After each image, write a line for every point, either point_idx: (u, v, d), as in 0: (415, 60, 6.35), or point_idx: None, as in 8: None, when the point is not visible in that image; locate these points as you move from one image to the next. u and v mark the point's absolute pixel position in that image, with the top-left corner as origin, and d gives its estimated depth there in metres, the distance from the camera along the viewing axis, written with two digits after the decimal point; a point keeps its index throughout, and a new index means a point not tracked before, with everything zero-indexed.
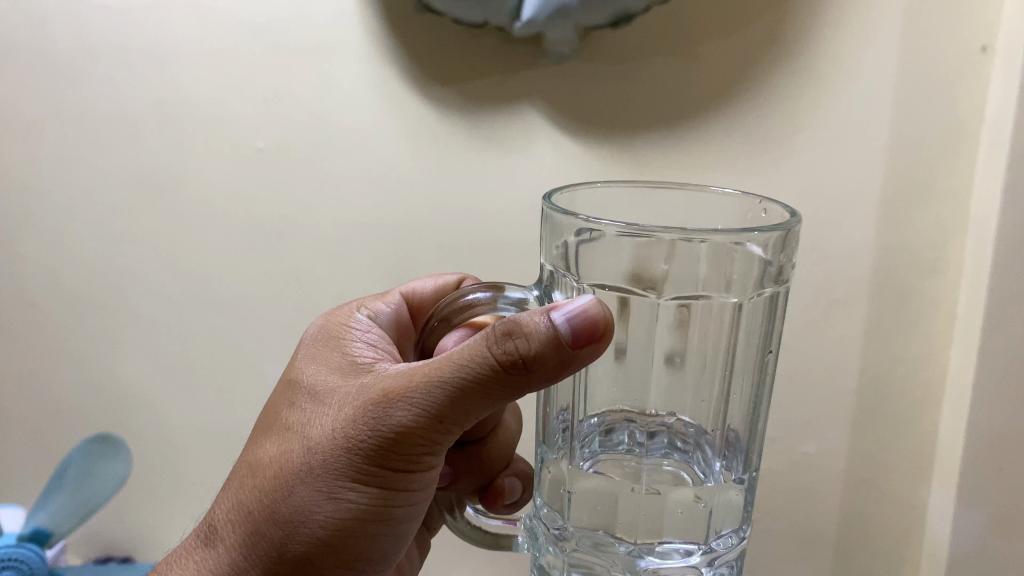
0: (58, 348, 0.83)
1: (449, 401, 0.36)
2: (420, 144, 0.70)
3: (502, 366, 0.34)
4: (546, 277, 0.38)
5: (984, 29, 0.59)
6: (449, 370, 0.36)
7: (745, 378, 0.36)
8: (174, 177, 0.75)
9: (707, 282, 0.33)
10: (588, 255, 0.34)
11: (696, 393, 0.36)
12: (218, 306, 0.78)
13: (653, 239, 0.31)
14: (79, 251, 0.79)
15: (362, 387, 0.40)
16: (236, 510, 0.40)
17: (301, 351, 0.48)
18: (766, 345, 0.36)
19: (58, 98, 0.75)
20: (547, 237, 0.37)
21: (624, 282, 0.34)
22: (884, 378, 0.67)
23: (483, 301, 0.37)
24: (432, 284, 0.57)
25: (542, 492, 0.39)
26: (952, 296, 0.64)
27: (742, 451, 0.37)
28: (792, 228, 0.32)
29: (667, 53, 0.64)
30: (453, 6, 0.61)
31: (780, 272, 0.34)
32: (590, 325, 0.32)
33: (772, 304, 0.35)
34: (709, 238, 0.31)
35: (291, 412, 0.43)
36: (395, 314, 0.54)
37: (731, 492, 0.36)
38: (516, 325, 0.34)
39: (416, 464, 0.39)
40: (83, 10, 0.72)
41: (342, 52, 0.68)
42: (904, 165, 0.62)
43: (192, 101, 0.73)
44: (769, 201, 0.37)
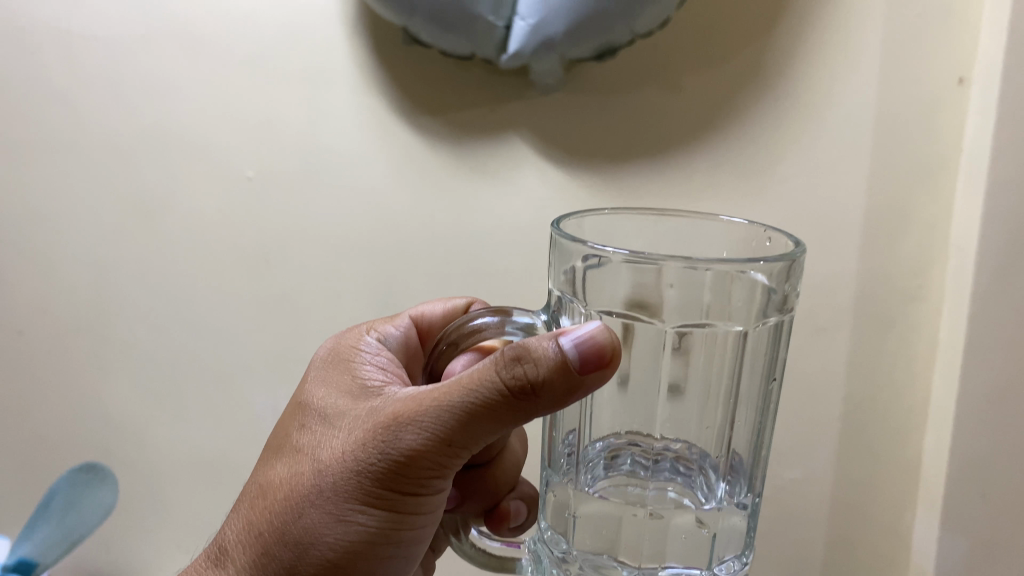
0: (43, 377, 0.83)
1: (459, 425, 0.36)
2: (408, 173, 0.70)
3: (511, 391, 0.34)
4: (554, 302, 0.38)
5: (961, 61, 0.60)
6: (457, 395, 0.36)
7: (749, 406, 0.35)
8: (163, 205, 0.75)
9: (712, 310, 0.33)
10: (595, 281, 0.34)
11: (699, 420, 0.36)
12: (206, 335, 0.78)
13: (657, 267, 0.31)
14: (66, 279, 0.79)
15: (372, 410, 0.40)
16: (247, 532, 0.40)
17: (310, 373, 0.48)
18: (771, 373, 0.36)
19: (47, 126, 0.75)
20: (554, 263, 0.37)
21: (629, 308, 0.34)
22: (870, 404, 0.68)
23: (489, 325, 0.38)
24: (440, 308, 0.56)
25: (546, 514, 0.39)
26: (936, 322, 0.65)
27: (745, 474, 0.36)
28: (797, 258, 0.32)
29: (654, 84, 0.65)
30: (441, 38, 0.62)
31: (785, 301, 0.33)
32: (597, 352, 0.32)
33: (777, 332, 0.35)
34: (712, 267, 0.30)
35: (301, 434, 0.43)
36: (404, 336, 0.53)
37: (733, 517, 0.36)
38: (525, 350, 0.34)
39: (425, 487, 0.39)
40: (74, 41, 0.73)
41: (332, 82, 0.69)
42: (886, 194, 0.64)
43: (181, 131, 0.73)
44: (773, 229, 0.36)
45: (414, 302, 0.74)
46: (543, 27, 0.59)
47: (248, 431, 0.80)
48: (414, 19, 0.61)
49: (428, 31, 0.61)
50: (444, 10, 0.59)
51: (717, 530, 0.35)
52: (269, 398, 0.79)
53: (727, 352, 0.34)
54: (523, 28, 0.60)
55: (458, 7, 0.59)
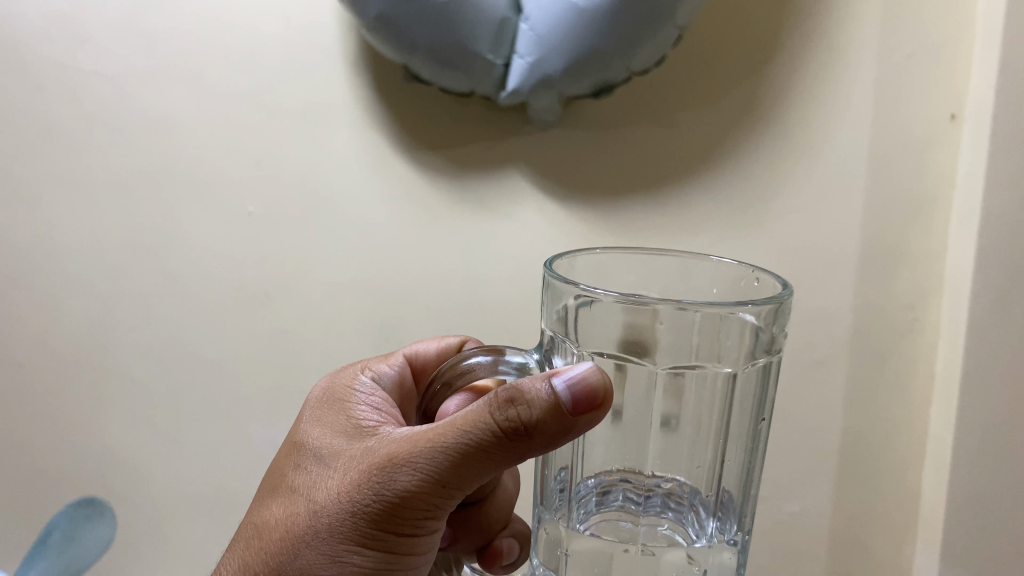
0: (43, 410, 0.83)
1: (453, 466, 0.35)
2: (407, 207, 0.71)
3: (505, 432, 0.33)
4: (546, 341, 0.38)
5: (953, 98, 0.61)
6: (451, 436, 0.35)
7: (739, 444, 0.35)
8: (165, 239, 0.76)
9: (701, 353, 0.32)
10: (586, 321, 0.33)
11: (689, 457, 0.35)
12: (206, 368, 0.79)
13: (648, 308, 0.31)
14: (68, 312, 0.80)
15: (367, 450, 0.39)
16: (243, 574, 0.40)
17: (306, 414, 0.48)
18: (760, 412, 0.35)
19: (51, 162, 0.76)
20: (546, 303, 0.36)
21: (620, 349, 0.33)
22: (867, 438, 0.68)
23: (481, 364, 0.37)
24: (435, 346, 0.57)
25: (537, 551, 0.39)
26: (932, 355, 0.65)
27: (735, 511, 0.35)
28: (785, 300, 0.31)
29: (649, 120, 0.66)
30: (441, 76, 0.63)
31: (773, 341, 0.33)
32: (590, 394, 0.31)
33: (766, 373, 0.34)
34: (702, 309, 0.30)
35: (297, 475, 0.42)
36: (398, 376, 0.53)
37: (724, 553, 0.35)
38: (517, 391, 0.33)
39: (421, 529, 0.38)
40: (80, 77, 0.73)
41: (332, 118, 0.70)
42: (880, 229, 0.64)
43: (184, 166, 0.74)
44: (761, 270, 0.36)
45: (412, 335, 0.74)
46: (541, 65, 0.60)
47: (247, 463, 0.80)
48: (414, 57, 0.61)
49: (429, 68, 0.62)
50: (445, 49, 0.60)
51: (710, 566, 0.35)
52: (267, 430, 0.79)
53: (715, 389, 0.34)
54: (522, 65, 0.61)
55: (458, 45, 0.60)
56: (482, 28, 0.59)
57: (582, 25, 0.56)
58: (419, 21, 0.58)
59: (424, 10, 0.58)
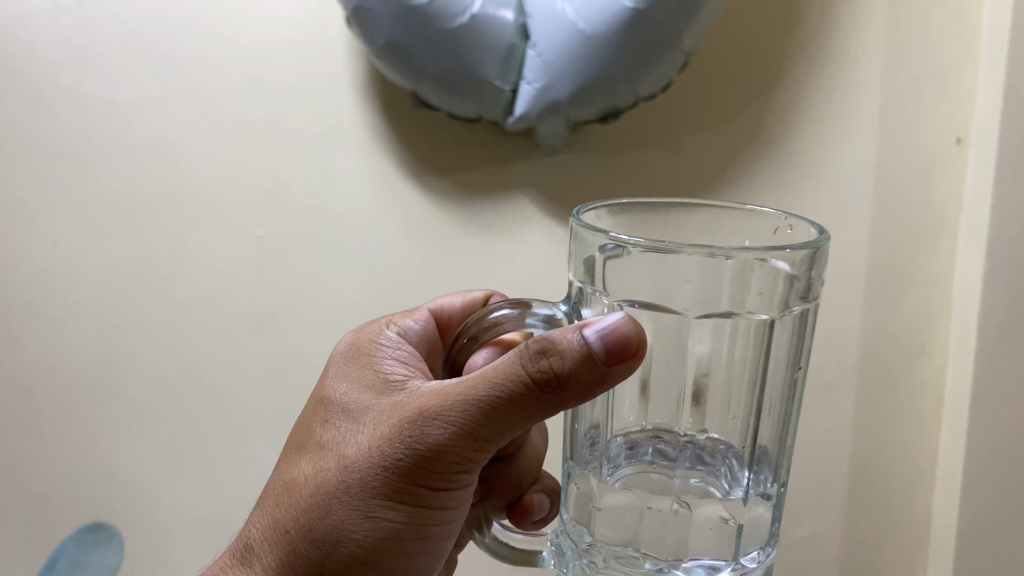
0: (51, 435, 0.83)
1: (486, 419, 0.35)
2: (416, 230, 0.71)
3: (538, 382, 0.33)
4: (574, 293, 0.37)
5: (958, 121, 0.61)
6: (484, 388, 0.35)
7: (774, 394, 0.34)
8: (174, 263, 0.76)
9: (733, 297, 0.32)
10: (615, 272, 0.33)
11: (728, 414, 0.35)
12: (214, 391, 0.79)
13: (678, 255, 0.30)
14: (77, 336, 0.80)
15: (397, 404, 0.39)
16: (273, 529, 0.40)
17: (330, 369, 0.47)
18: (796, 362, 0.35)
19: (62, 187, 0.77)
20: (574, 253, 0.35)
21: (652, 300, 0.33)
22: (877, 460, 0.68)
23: (510, 318, 0.36)
24: (460, 301, 0.55)
25: (568, 507, 0.38)
26: (941, 376, 0.65)
27: (770, 462, 0.35)
28: (821, 244, 0.31)
29: (658, 143, 0.66)
30: (449, 102, 0.63)
31: (809, 289, 0.32)
32: (623, 343, 0.31)
33: (802, 321, 0.34)
34: (733, 255, 0.29)
35: (324, 430, 0.42)
36: (423, 331, 0.52)
37: (759, 507, 0.35)
38: (549, 342, 0.33)
39: (452, 482, 0.38)
40: (91, 104, 0.74)
41: (341, 143, 0.70)
42: (888, 251, 0.64)
43: (193, 191, 0.74)
44: (794, 216, 0.36)
45: None
46: (548, 92, 0.60)
47: (253, 488, 0.80)
48: (423, 83, 0.62)
49: (437, 95, 0.63)
50: (452, 76, 0.61)
51: (746, 519, 0.35)
52: (274, 455, 0.79)
53: (751, 340, 0.33)
54: (529, 91, 0.61)
55: (466, 72, 0.61)
56: (489, 55, 0.60)
57: (588, 52, 0.57)
58: (426, 49, 0.59)
59: (431, 38, 0.59)
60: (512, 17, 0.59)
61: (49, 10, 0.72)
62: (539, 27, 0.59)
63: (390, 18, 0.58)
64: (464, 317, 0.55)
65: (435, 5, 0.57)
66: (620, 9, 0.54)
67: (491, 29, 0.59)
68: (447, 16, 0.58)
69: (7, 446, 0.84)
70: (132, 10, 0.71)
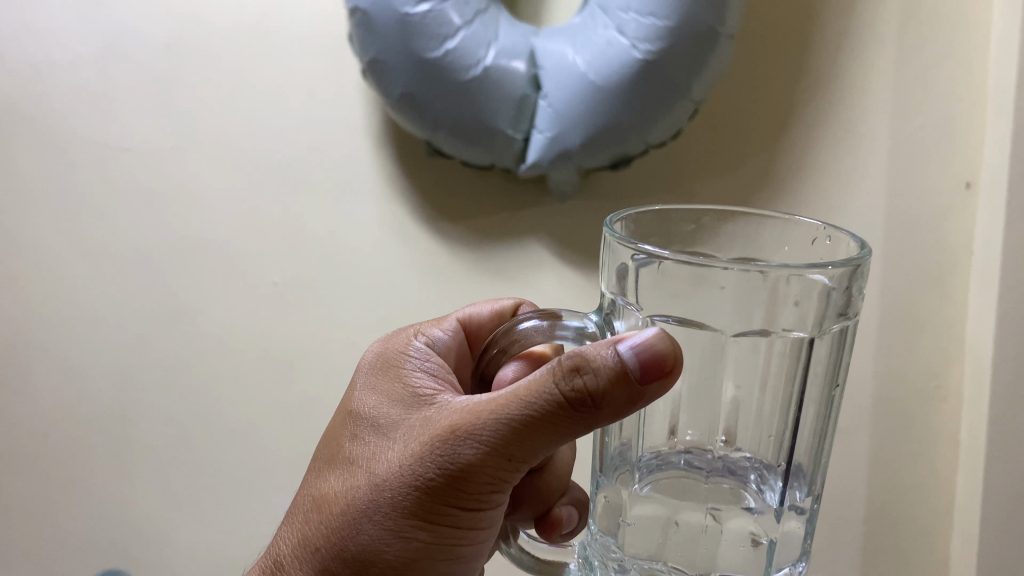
0: (66, 480, 0.83)
1: (519, 438, 0.35)
2: (430, 277, 0.72)
3: (571, 401, 0.32)
4: (607, 305, 0.36)
5: (968, 168, 0.62)
6: (516, 406, 0.34)
7: (811, 413, 0.33)
8: (191, 310, 0.77)
9: (769, 316, 0.30)
10: (648, 283, 0.32)
11: (760, 429, 0.33)
12: (229, 437, 0.79)
13: (710, 267, 0.29)
14: (94, 382, 0.81)
15: (427, 421, 0.39)
16: (303, 546, 0.40)
17: (359, 380, 0.47)
18: (833, 380, 0.33)
19: (79, 235, 0.78)
20: (607, 264, 0.35)
21: (686, 313, 0.32)
22: (892, 505, 0.68)
23: (538, 330, 0.36)
24: (489, 309, 0.54)
25: (596, 520, 0.37)
26: (957, 421, 0.65)
27: (804, 475, 0.34)
28: (861, 260, 0.29)
29: (667, 188, 0.67)
30: (462, 152, 0.64)
31: (849, 304, 0.31)
32: (659, 361, 0.30)
33: (841, 337, 0.32)
34: (767, 267, 0.28)
35: (354, 446, 0.42)
36: (453, 340, 0.51)
37: (792, 521, 0.34)
38: (583, 360, 0.32)
39: (484, 501, 0.38)
40: (111, 154, 0.76)
41: (357, 191, 0.71)
42: (900, 297, 0.65)
43: (210, 238, 0.75)
44: (834, 227, 0.34)
45: None
46: (560, 140, 0.61)
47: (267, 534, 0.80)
48: (437, 133, 0.63)
49: (451, 145, 0.64)
50: (466, 126, 0.62)
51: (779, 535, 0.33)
52: (287, 501, 0.79)
53: (785, 355, 0.32)
54: (541, 140, 0.62)
55: (479, 123, 0.61)
56: (502, 105, 0.61)
57: (600, 101, 0.58)
58: (441, 100, 0.60)
59: (446, 89, 0.60)
60: (524, 69, 0.61)
61: (73, 64, 0.74)
62: (551, 77, 0.60)
63: (406, 71, 0.59)
64: (494, 325, 0.53)
65: (451, 57, 0.59)
66: (631, 59, 0.56)
67: (505, 79, 0.60)
68: (462, 67, 0.59)
69: (23, 491, 0.85)
70: (153, 64, 0.73)
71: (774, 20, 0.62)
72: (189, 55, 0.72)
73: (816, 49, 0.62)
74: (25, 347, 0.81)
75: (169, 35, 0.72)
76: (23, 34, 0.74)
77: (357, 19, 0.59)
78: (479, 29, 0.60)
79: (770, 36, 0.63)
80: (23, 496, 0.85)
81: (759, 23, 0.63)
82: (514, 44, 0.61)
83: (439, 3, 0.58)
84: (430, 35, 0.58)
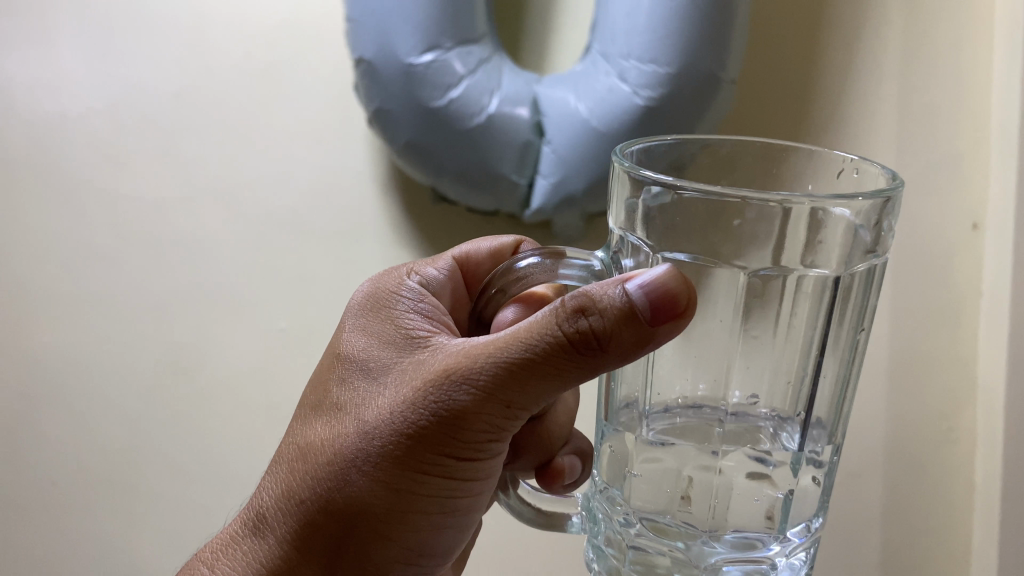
0: (76, 530, 0.83)
1: (516, 380, 0.34)
2: None
3: (573, 342, 0.32)
4: (614, 241, 0.35)
5: (974, 208, 0.62)
6: (515, 349, 0.34)
7: (835, 359, 0.32)
8: (201, 357, 0.77)
9: (789, 247, 0.30)
10: (657, 219, 0.31)
11: (777, 371, 0.33)
12: (239, 484, 0.79)
13: (728, 201, 0.28)
14: (104, 431, 0.81)
15: (421, 368, 0.38)
16: (290, 496, 0.40)
17: (348, 322, 0.45)
18: (860, 324, 0.32)
19: (89, 286, 0.78)
20: (615, 200, 0.34)
21: (700, 249, 0.31)
22: (908, 547, 0.67)
23: (539, 268, 0.35)
24: (488, 245, 0.51)
25: (601, 468, 0.37)
26: (971, 463, 0.64)
27: (825, 427, 0.33)
28: (891, 193, 0.29)
29: None
30: (467, 196, 0.65)
31: (877, 241, 0.30)
32: (669, 299, 0.30)
33: (868, 278, 0.32)
34: (789, 200, 0.27)
35: (344, 393, 0.41)
36: (447, 280, 0.49)
37: (808, 475, 0.33)
38: (588, 300, 0.32)
39: (479, 451, 0.38)
40: (121, 203, 0.76)
41: (365, 236, 0.72)
42: (909, 338, 0.64)
43: (218, 285, 0.76)
44: (862, 160, 0.34)
45: None
46: (564, 185, 0.61)
47: None
48: (442, 179, 0.63)
49: (456, 190, 0.64)
50: (471, 171, 0.62)
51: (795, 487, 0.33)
52: None
53: (808, 293, 0.32)
54: (545, 185, 0.62)
55: (484, 169, 0.62)
56: (505, 150, 0.61)
57: (603, 146, 0.58)
58: (446, 148, 0.61)
59: (450, 137, 0.60)
60: (527, 115, 0.62)
61: (84, 115, 0.75)
62: (554, 123, 0.61)
63: (410, 119, 0.60)
64: (492, 264, 0.51)
65: (454, 105, 0.59)
66: (633, 105, 0.56)
67: (509, 126, 0.61)
68: (466, 115, 0.60)
69: (30, 540, 0.84)
70: (163, 114, 0.74)
71: (774, 62, 0.63)
72: (198, 105, 0.73)
73: (817, 91, 0.63)
74: (34, 395, 0.81)
75: (178, 86, 0.73)
76: (36, 86, 0.75)
77: (361, 69, 0.60)
78: (482, 77, 0.60)
79: (771, 80, 0.63)
80: (29, 545, 0.84)
81: (761, 65, 0.63)
82: (517, 91, 0.62)
83: (442, 53, 0.58)
84: (433, 85, 0.58)
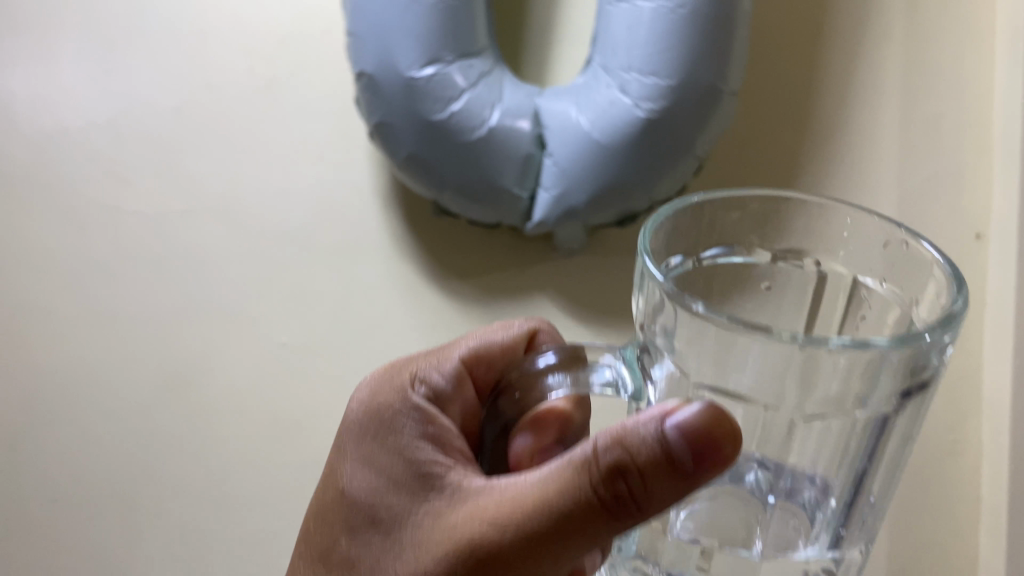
0: (70, 548, 0.81)
1: (544, 550, 0.33)
2: (439, 335, 0.72)
3: (610, 505, 0.32)
4: (642, 345, 0.35)
5: (976, 219, 0.61)
6: (546, 523, 0.33)
7: (879, 464, 0.34)
8: (203, 372, 0.77)
9: (823, 382, 0.29)
10: (692, 342, 0.30)
11: (820, 462, 0.34)
12: (240, 498, 0.78)
13: (775, 342, 0.27)
14: (105, 446, 0.80)
15: (437, 528, 0.37)
16: None
17: (349, 449, 0.43)
18: (906, 436, 0.33)
19: (90, 300, 0.78)
20: (646, 308, 0.33)
21: (735, 376, 0.30)
22: (913, 563, 0.66)
23: (564, 388, 0.34)
24: (500, 340, 0.50)
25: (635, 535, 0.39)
26: (977, 478, 0.63)
27: (866, 517, 0.35)
28: (942, 332, 0.28)
29: None
30: (469, 210, 0.64)
31: (925, 380, 0.30)
32: (709, 444, 0.30)
33: (920, 402, 0.32)
34: (836, 347, 0.27)
35: (355, 546, 0.40)
36: (455, 380, 0.47)
37: (852, 553, 0.36)
38: (624, 457, 0.31)
39: None
40: (122, 217, 0.76)
41: (367, 252, 0.72)
42: None
43: (220, 300, 0.75)
44: (912, 234, 0.35)
45: None
46: (565, 198, 0.61)
47: None
48: (443, 193, 0.63)
49: (458, 204, 0.64)
50: (472, 185, 0.62)
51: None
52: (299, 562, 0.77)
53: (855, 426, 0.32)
54: (547, 199, 0.62)
55: (485, 183, 0.62)
56: (507, 164, 0.61)
57: (604, 159, 0.58)
58: (447, 162, 0.61)
59: (451, 151, 0.60)
60: (529, 128, 0.62)
61: (84, 130, 0.75)
62: (555, 136, 0.61)
63: (412, 133, 0.60)
64: (502, 352, 0.49)
65: (456, 119, 0.59)
66: (635, 118, 0.56)
67: (511, 140, 0.61)
68: (468, 128, 0.60)
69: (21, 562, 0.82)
70: (163, 129, 0.74)
71: (772, 78, 0.64)
72: (199, 120, 0.73)
73: (818, 105, 0.63)
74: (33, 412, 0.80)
75: (179, 101, 0.73)
76: (36, 101, 0.75)
77: (362, 83, 0.60)
78: (483, 90, 0.60)
79: (767, 94, 0.65)
80: (18, 570, 0.82)
81: (759, 79, 0.64)
82: (518, 104, 0.62)
83: (443, 67, 0.59)
84: (435, 98, 0.59)
